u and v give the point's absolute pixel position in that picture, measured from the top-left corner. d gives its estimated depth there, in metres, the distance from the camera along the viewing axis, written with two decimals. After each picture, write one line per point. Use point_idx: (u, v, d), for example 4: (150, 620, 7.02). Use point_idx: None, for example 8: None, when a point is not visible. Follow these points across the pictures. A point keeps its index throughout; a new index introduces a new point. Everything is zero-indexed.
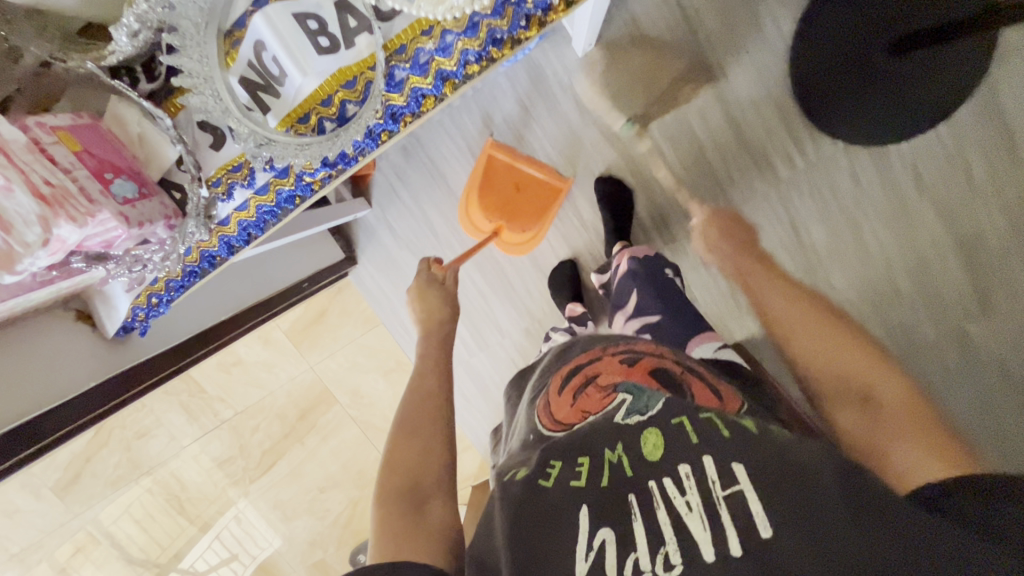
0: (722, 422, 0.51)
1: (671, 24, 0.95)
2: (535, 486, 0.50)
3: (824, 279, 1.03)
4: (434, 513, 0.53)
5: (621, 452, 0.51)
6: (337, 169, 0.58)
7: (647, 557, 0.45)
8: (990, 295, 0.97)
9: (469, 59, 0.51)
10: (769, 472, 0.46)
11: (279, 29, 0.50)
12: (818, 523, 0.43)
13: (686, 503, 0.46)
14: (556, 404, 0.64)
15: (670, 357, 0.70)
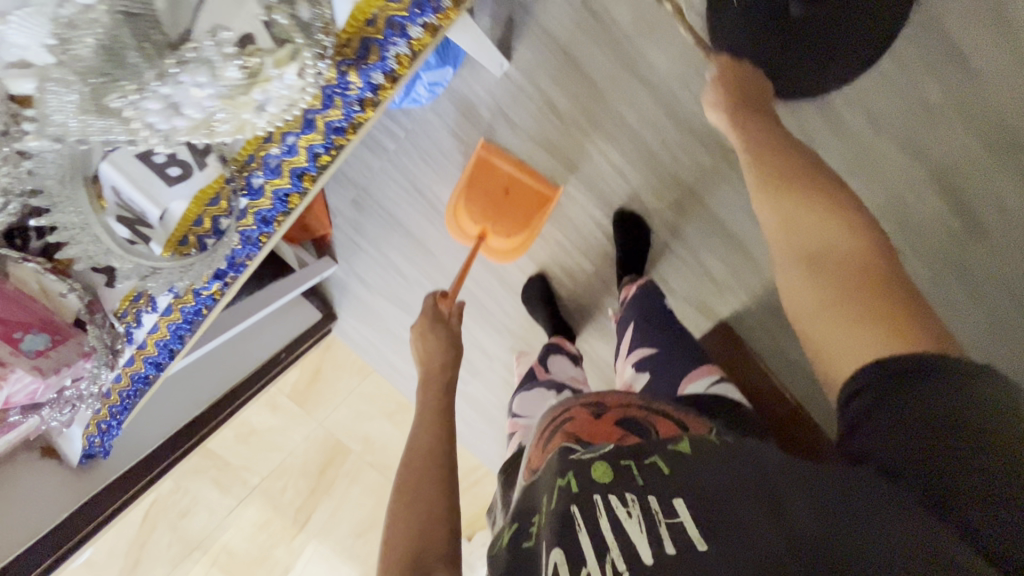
0: (664, 462, 0.45)
1: (578, 22, 0.93)
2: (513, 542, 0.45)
3: None
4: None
5: (572, 475, 0.44)
6: (230, 277, 0.48)
7: (597, 571, 0.39)
8: (971, 219, 0.94)
9: (319, 151, 0.43)
10: (697, 497, 0.42)
11: (130, 171, 0.41)
12: (743, 542, 0.39)
13: (627, 512, 0.42)
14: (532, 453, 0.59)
15: (637, 400, 0.64)
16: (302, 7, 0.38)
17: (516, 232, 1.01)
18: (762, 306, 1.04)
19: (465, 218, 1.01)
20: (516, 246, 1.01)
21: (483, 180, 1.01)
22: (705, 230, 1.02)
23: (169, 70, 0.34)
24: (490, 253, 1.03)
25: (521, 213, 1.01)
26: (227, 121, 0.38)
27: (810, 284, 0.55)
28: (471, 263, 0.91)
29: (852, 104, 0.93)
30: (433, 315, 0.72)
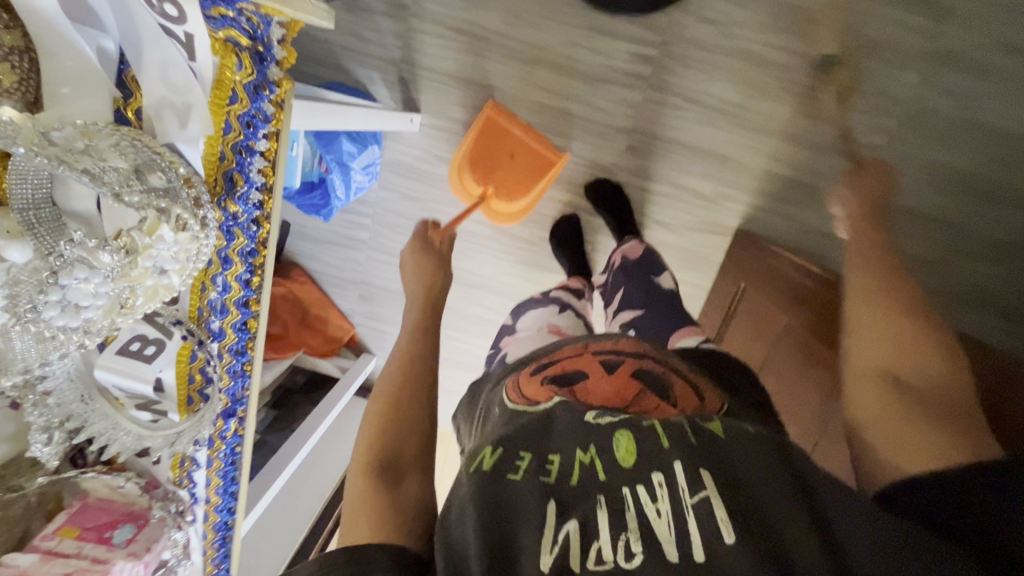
0: (690, 429, 0.44)
1: (460, 48, 0.98)
2: (500, 475, 0.41)
3: (766, 117, 0.97)
4: (407, 489, 0.48)
5: (595, 453, 0.43)
6: (241, 409, 0.55)
7: (609, 544, 0.37)
8: (926, 5, 0.88)
9: (246, 276, 0.51)
10: (723, 479, 0.40)
11: (118, 368, 0.48)
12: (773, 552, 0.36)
13: (655, 511, 0.39)
14: (524, 381, 0.54)
15: (656, 354, 0.60)
16: (153, 176, 0.40)
17: (519, 193, 0.99)
18: (767, 194, 1.01)
19: (467, 177, 1.00)
20: (521, 207, 1.01)
21: (494, 139, 0.99)
22: (672, 158, 1.01)
23: (54, 280, 0.36)
24: (490, 212, 1.02)
25: (523, 174, 1.00)
26: (140, 295, 0.41)
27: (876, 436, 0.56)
28: (466, 218, 0.92)
29: None
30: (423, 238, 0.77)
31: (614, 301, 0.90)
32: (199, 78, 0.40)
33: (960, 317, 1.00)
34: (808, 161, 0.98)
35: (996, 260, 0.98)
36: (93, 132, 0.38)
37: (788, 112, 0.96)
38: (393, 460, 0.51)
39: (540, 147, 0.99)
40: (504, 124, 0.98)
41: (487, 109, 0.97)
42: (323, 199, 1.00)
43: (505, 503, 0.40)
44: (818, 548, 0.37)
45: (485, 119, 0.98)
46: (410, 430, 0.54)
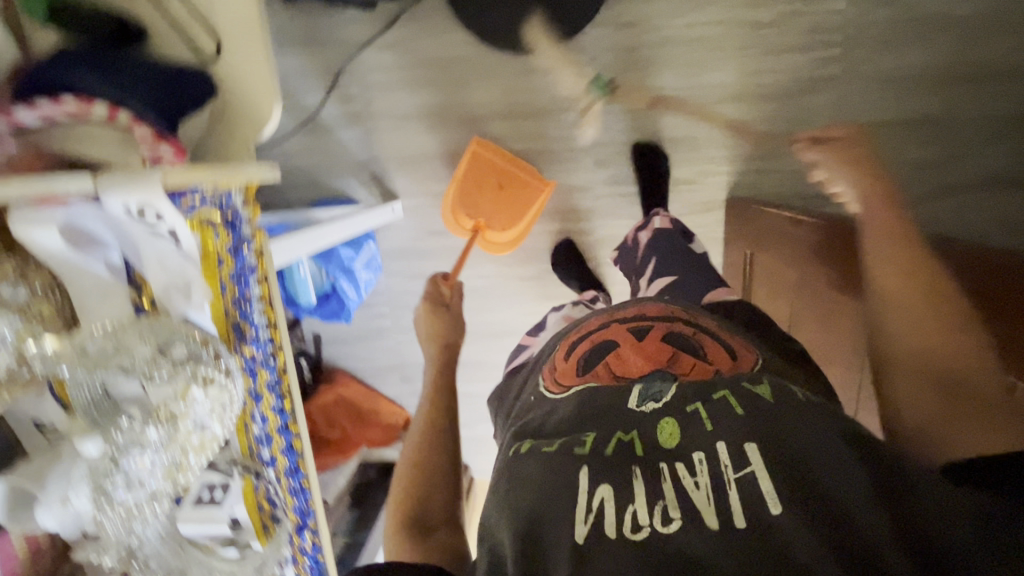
0: (735, 400, 0.51)
1: (417, 131, 1.05)
2: (535, 449, 0.52)
3: (715, 89, 0.99)
4: (437, 537, 0.56)
5: (635, 432, 0.51)
6: (311, 520, 0.61)
7: (643, 511, 0.44)
8: None
9: (279, 403, 0.58)
10: (777, 445, 0.46)
11: (196, 519, 0.51)
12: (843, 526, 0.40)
13: (693, 482, 0.45)
14: (561, 368, 0.64)
15: (683, 313, 0.67)
16: (177, 348, 0.46)
17: (510, 222, 1.05)
18: (746, 158, 1.02)
19: (458, 212, 1.04)
20: (514, 236, 1.06)
21: (481, 173, 1.04)
22: (641, 155, 1.04)
23: (119, 463, 0.43)
24: (485, 242, 1.06)
25: (512, 204, 1.04)
26: (191, 454, 0.47)
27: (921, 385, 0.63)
28: (466, 257, 0.97)
29: None
30: (434, 295, 0.94)
31: (647, 270, 0.91)
32: (190, 257, 0.47)
33: (982, 204, 0.97)
34: (773, 111, 0.99)
35: (997, 140, 0.95)
36: (120, 331, 0.44)
37: (737, 77, 0.98)
38: (420, 515, 0.58)
39: (529, 175, 1.03)
40: (491, 156, 1.03)
41: (474, 144, 1.02)
42: (340, 304, 1.06)
43: (545, 480, 0.48)
44: (884, 514, 0.41)
45: (471, 153, 1.02)
46: (437, 485, 0.61)
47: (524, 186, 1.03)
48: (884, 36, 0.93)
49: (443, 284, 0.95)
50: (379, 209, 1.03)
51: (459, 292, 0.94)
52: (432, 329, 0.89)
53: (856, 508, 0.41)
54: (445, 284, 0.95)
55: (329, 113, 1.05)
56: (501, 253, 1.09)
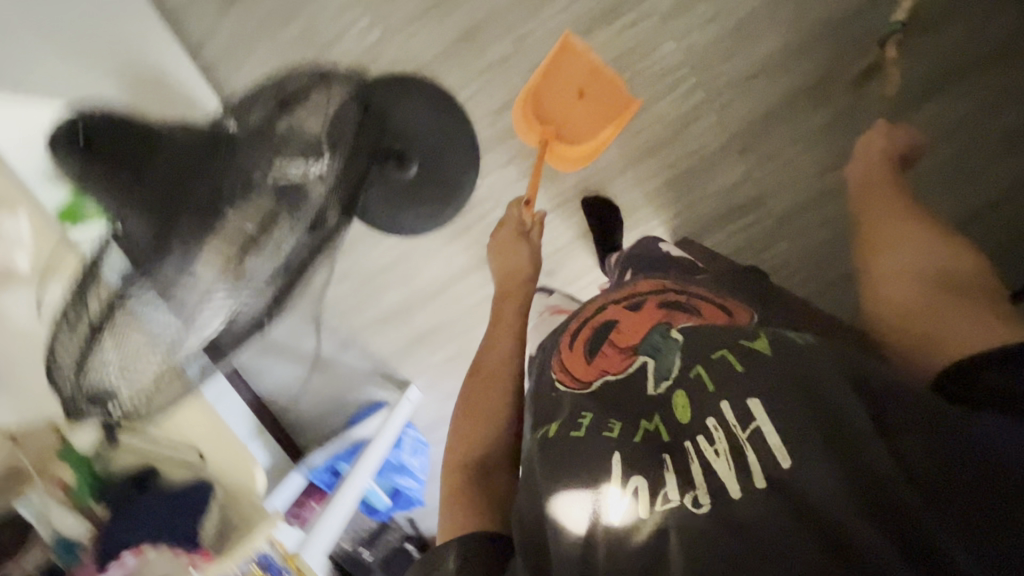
0: (733, 357, 0.49)
1: (398, 325, 1.19)
2: (565, 436, 0.52)
3: (611, 166, 1.07)
4: (500, 477, 0.64)
5: (659, 419, 0.51)
6: None
7: (675, 492, 0.45)
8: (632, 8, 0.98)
9: None
10: (792, 392, 0.44)
11: None
12: (852, 460, 0.40)
13: (715, 451, 0.45)
14: (573, 356, 0.62)
15: (674, 286, 0.68)
16: None
17: (582, 139, 1.03)
18: (671, 203, 1.07)
19: (531, 123, 1.02)
20: (583, 153, 1.04)
21: (563, 82, 1.01)
22: (583, 246, 1.12)
23: None
24: (553, 156, 1.05)
25: (588, 120, 1.02)
26: None
27: (914, 283, 0.58)
28: (537, 167, 0.95)
29: (496, 112, 1.06)
30: (518, 219, 0.90)
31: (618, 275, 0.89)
32: None
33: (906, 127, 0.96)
34: (668, 151, 1.04)
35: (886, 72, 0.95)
36: None
37: (623, 149, 1.05)
38: (483, 462, 0.64)
39: (612, 87, 1.00)
40: (578, 60, 1.00)
41: (566, 37, 0.98)
42: (409, 496, 1.21)
43: (575, 459, 0.50)
44: (888, 446, 0.40)
45: (562, 46, 0.98)
46: (495, 442, 0.67)
47: (606, 97, 1.01)
48: (726, 50, 0.97)
49: (528, 211, 0.91)
50: (402, 408, 1.16)
51: (540, 222, 0.91)
52: (502, 259, 0.88)
53: (865, 446, 0.40)
54: (530, 212, 0.91)
55: (327, 349, 1.22)
56: (565, 169, 1.07)
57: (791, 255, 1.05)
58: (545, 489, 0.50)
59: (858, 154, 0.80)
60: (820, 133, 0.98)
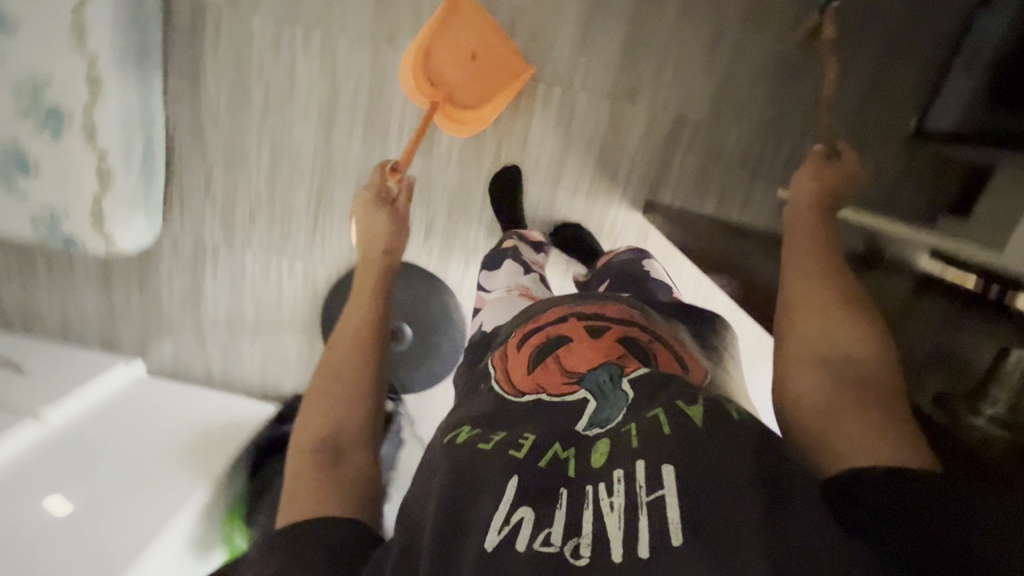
0: (666, 418, 0.46)
1: None
2: (473, 446, 0.49)
3: (543, 203, 1.08)
4: (350, 463, 0.56)
5: (573, 451, 0.49)
6: None
7: (559, 532, 0.42)
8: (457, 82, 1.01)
9: None
10: (700, 470, 0.41)
11: None
12: (726, 548, 0.36)
13: (609, 504, 0.43)
14: (513, 364, 0.59)
15: (642, 319, 0.61)
16: None
17: (476, 106, 1.01)
18: (612, 189, 1.06)
19: (418, 89, 0.98)
20: (477, 121, 1.01)
21: (455, 47, 0.98)
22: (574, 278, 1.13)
23: None
24: (446, 120, 1.00)
25: (483, 87, 1.00)
26: None
27: (820, 368, 0.49)
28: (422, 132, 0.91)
29: (425, 242, 1.10)
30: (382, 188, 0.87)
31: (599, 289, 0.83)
32: None
33: None
34: (572, 148, 1.04)
35: None
36: None
37: (539, 183, 1.06)
38: (330, 443, 0.58)
39: (505, 47, 0.97)
40: (470, 21, 0.96)
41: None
42: None
43: (467, 482, 0.46)
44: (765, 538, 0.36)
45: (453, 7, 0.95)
46: (351, 417, 0.60)
47: (502, 58, 0.98)
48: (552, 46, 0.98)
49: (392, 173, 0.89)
50: None
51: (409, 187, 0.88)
52: (367, 223, 0.83)
53: (743, 540, 0.36)
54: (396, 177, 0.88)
55: None
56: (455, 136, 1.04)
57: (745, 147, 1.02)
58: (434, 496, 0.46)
59: (790, 193, 0.67)
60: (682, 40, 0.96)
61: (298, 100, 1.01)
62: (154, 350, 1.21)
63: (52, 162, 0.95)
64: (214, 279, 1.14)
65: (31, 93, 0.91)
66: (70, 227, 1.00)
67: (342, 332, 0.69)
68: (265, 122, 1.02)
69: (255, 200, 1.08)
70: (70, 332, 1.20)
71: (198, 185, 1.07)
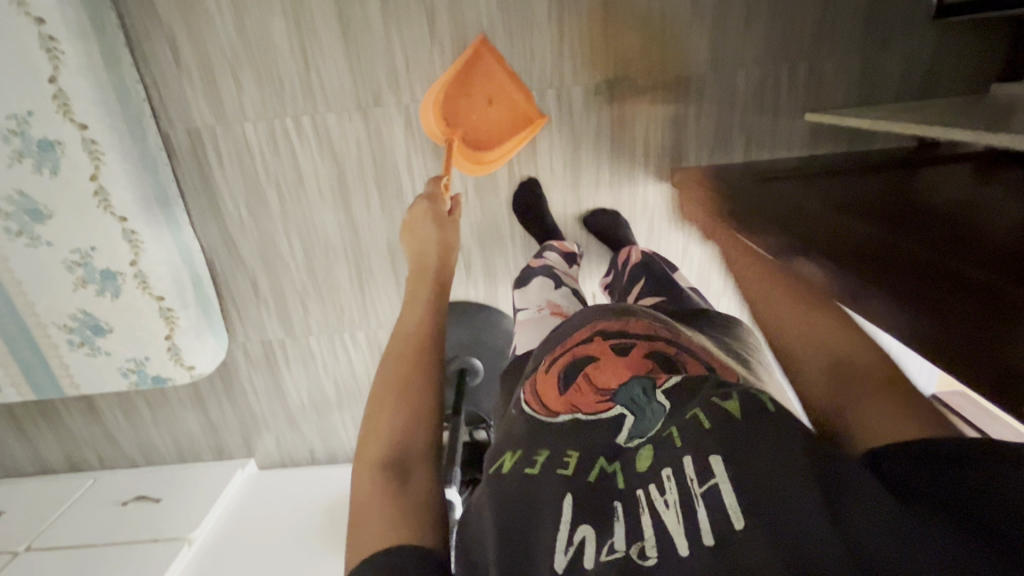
0: (700, 414, 0.45)
1: None
2: (518, 471, 0.48)
3: (566, 205, 1.06)
4: (417, 486, 0.50)
5: (619, 462, 0.47)
6: None
7: (621, 540, 0.41)
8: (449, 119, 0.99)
9: None
10: (739, 457, 0.41)
11: None
12: (794, 536, 0.35)
13: (664, 502, 0.42)
14: (543, 386, 0.56)
15: (669, 332, 0.59)
16: None
17: (491, 145, 1.00)
18: (632, 170, 1.03)
19: (436, 128, 0.97)
20: (491, 159, 1.00)
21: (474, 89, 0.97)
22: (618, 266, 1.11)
23: None
24: (463, 157, 0.99)
25: (497, 128, 1.00)
26: None
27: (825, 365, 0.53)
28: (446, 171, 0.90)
29: (468, 277, 1.12)
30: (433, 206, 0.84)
31: (631, 291, 0.84)
32: None
33: None
34: (582, 143, 1.01)
35: None
36: None
37: (558, 187, 1.05)
38: (394, 460, 0.52)
39: (525, 91, 0.96)
40: (492, 63, 0.95)
41: (481, 43, 0.93)
42: None
43: (521, 508, 0.45)
44: (826, 522, 0.36)
45: (476, 51, 0.94)
46: (414, 431, 0.54)
47: (520, 99, 0.97)
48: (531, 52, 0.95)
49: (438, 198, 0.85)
50: None
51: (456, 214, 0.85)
52: (416, 244, 0.80)
53: (804, 524, 0.36)
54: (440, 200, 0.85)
55: None
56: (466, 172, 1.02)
57: (756, 84, 0.97)
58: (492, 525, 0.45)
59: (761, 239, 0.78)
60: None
61: (308, 188, 1.03)
62: (259, 448, 1.30)
63: (121, 317, 1.02)
64: (289, 370, 1.19)
65: (83, 264, 0.97)
66: (156, 368, 1.08)
67: (393, 342, 0.63)
68: (288, 218, 1.05)
69: (301, 289, 1.11)
70: (185, 454, 1.30)
71: (247, 294, 1.12)
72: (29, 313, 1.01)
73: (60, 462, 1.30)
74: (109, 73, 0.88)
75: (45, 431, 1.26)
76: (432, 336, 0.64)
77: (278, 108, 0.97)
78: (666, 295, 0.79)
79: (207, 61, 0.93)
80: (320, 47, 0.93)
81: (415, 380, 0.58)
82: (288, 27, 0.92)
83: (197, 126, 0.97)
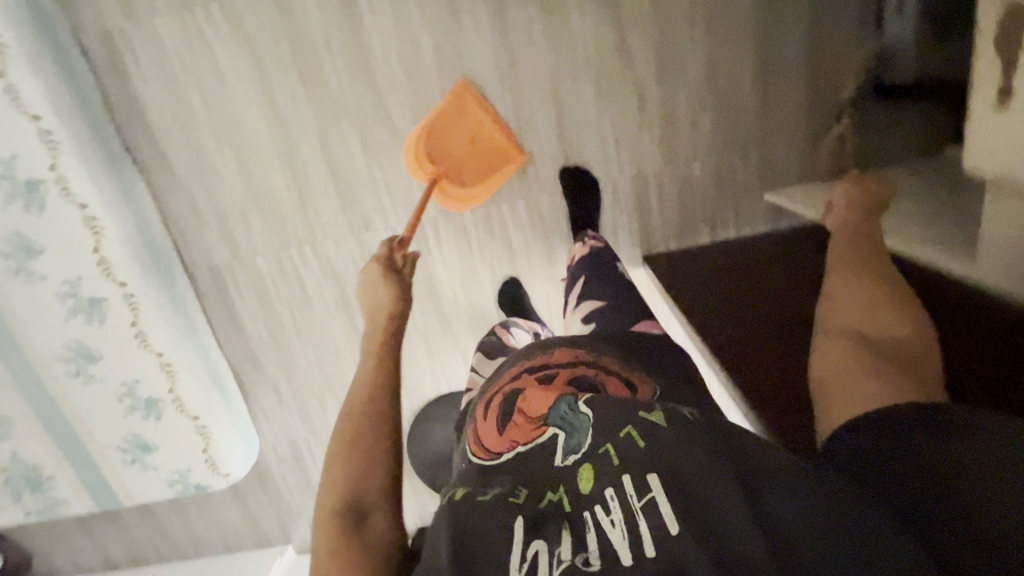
0: (636, 431, 0.54)
1: None
2: (473, 498, 0.52)
3: (549, 294, 1.14)
4: (375, 525, 0.61)
5: (562, 487, 0.53)
6: None
7: (569, 551, 0.46)
8: (432, 233, 1.09)
9: None
10: (667, 473, 0.50)
11: None
12: (720, 530, 0.45)
13: (610, 523, 0.48)
14: (484, 431, 0.62)
15: (584, 360, 0.70)
16: None
17: (472, 185, 1.05)
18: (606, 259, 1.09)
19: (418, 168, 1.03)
20: (471, 198, 1.05)
21: (454, 130, 1.03)
22: None
23: None
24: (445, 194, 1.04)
25: (477, 169, 1.05)
26: None
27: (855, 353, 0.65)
28: (417, 213, 0.96)
29: (466, 366, 1.20)
30: (391, 256, 0.91)
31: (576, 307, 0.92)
32: None
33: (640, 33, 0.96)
34: (554, 238, 1.09)
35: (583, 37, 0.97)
36: None
37: (539, 280, 1.12)
38: (354, 505, 0.63)
39: (505, 134, 1.02)
40: (473, 105, 1.00)
41: (461, 88, 0.99)
42: None
43: (474, 527, 0.49)
44: (746, 513, 0.45)
45: (455, 97, 1.00)
46: (371, 475, 0.65)
47: (501, 142, 1.03)
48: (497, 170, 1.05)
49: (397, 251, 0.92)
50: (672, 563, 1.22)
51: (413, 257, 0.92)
52: (370, 296, 0.88)
53: (730, 512, 0.46)
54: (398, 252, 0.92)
55: None
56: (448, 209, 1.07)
57: (711, 171, 1.03)
58: (442, 544, 0.48)
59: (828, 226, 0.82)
60: (608, 112, 1.00)
61: (315, 303, 1.14)
62: (296, 534, 1.40)
63: (166, 437, 1.16)
64: (315, 463, 1.29)
65: (129, 395, 1.12)
66: (196, 478, 1.21)
67: (349, 399, 0.73)
68: (300, 332, 1.16)
69: (318, 391, 1.22)
70: (231, 544, 1.41)
71: (271, 402, 1.22)
72: (89, 440, 1.16)
73: (124, 559, 1.44)
74: (141, 234, 1.04)
75: (110, 532, 1.40)
76: (385, 375, 0.75)
77: (283, 242, 1.09)
78: (608, 300, 0.88)
79: (221, 209, 1.07)
80: (313, 188, 1.06)
81: (367, 430, 0.68)
82: (284, 175, 1.05)
83: (217, 265, 1.11)
